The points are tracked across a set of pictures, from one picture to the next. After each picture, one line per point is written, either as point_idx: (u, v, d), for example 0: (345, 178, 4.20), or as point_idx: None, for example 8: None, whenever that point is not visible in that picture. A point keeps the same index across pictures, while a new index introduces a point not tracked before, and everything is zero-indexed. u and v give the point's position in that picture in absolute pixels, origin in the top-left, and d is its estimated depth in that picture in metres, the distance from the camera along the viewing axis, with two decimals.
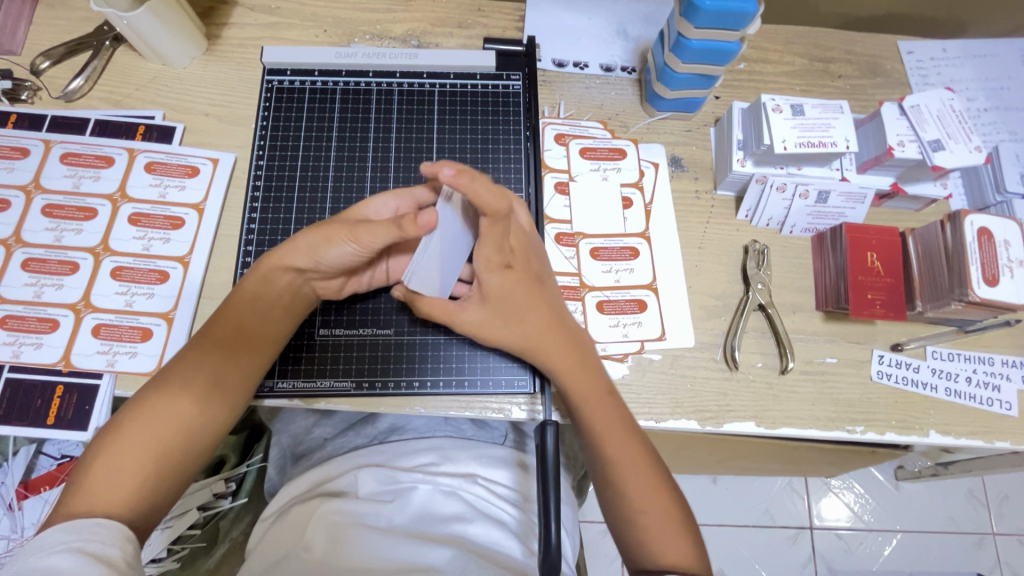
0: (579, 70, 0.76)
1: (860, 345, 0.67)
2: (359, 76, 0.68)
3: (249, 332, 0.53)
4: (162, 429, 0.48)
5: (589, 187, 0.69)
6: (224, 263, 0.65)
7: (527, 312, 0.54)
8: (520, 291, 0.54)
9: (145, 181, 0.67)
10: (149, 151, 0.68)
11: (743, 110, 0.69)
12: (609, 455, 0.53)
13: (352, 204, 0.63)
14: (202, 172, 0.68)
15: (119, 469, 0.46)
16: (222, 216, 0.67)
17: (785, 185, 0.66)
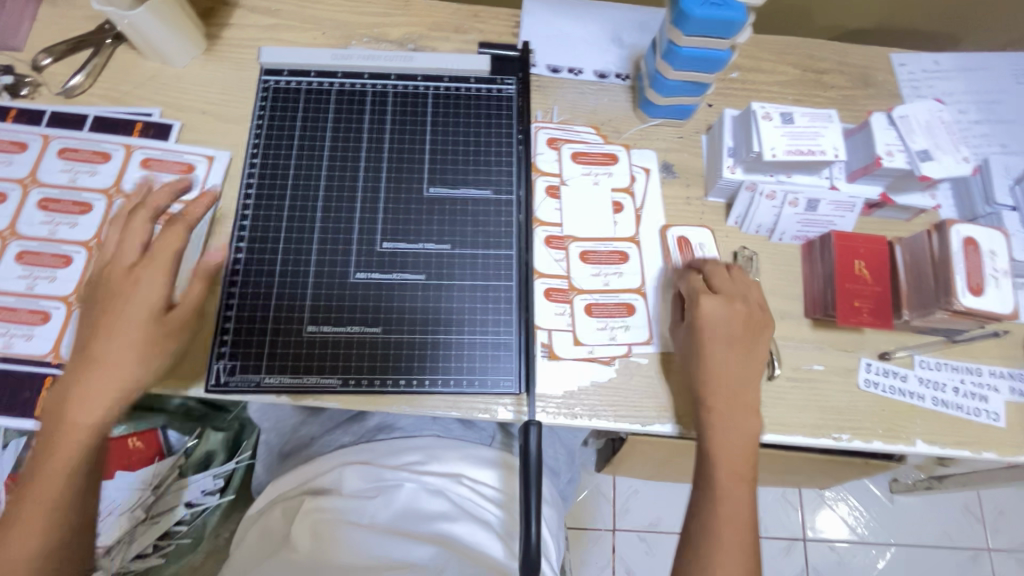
0: (574, 76, 0.77)
1: (847, 353, 0.67)
2: (354, 78, 0.69)
3: (123, 368, 0.51)
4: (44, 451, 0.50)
5: (579, 190, 0.70)
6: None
7: (713, 364, 0.59)
8: (717, 341, 0.59)
9: (141, 177, 0.68)
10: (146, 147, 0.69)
11: (735, 118, 0.70)
12: (721, 511, 0.56)
13: (343, 203, 0.64)
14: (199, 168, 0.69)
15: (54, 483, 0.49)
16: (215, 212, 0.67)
17: (773, 193, 0.67)
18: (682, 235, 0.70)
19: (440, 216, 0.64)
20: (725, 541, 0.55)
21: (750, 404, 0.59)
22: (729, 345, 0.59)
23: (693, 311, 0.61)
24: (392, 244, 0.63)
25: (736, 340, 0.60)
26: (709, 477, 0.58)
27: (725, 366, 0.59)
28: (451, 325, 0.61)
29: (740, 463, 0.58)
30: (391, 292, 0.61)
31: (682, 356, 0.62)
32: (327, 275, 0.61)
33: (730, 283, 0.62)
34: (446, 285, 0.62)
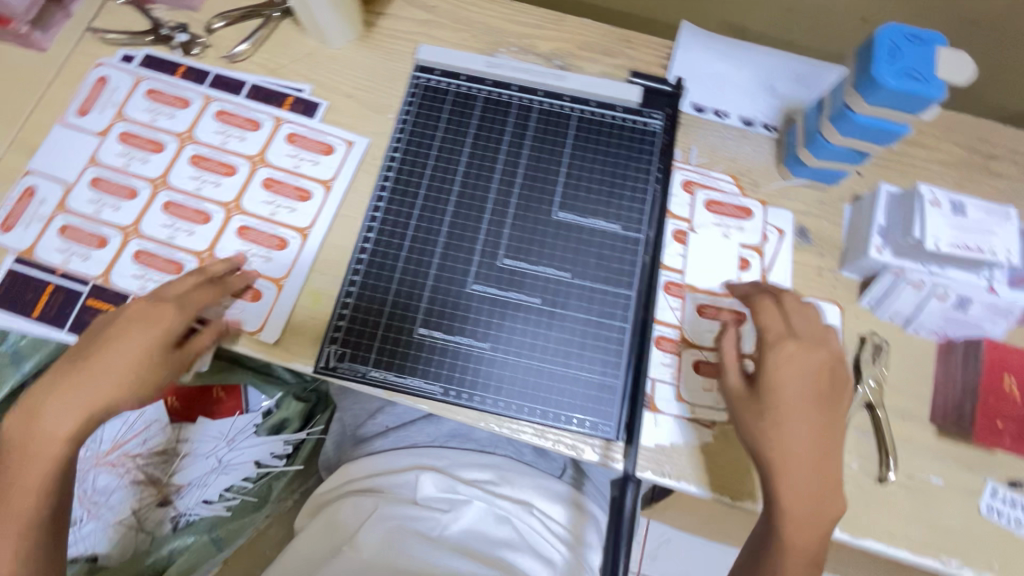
0: (719, 118, 0.74)
1: (972, 472, 0.61)
2: (503, 88, 0.69)
3: (101, 368, 0.52)
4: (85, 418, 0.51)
5: (706, 240, 0.67)
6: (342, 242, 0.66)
7: (790, 414, 0.51)
8: (798, 393, 0.51)
9: (285, 152, 0.70)
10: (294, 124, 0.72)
11: (892, 195, 0.65)
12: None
13: (472, 211, 0.64)
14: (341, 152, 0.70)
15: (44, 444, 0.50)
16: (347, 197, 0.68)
17: (921, 283, 0.61)
18: (809, 309, 0.66)
19: (565, 242, 0.63)
20: None
21: (830, 475, 0.51)
22: (815, 399, 0.51)
23: (775, 352, 0.53)
24: (513, 262, 0.62)
25: (823, 399, 0.52)
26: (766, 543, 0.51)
27: (810, 424, 0.51)
28: (560, 356, 0.59)
29: (808, 535, 0.50)
30: (503, 310, 0.60)
31: (750, 401, 0.53)
32: (445, 281, 0.61)
33: (809, 325, 0.54)
34: (560, 314, 0.61)
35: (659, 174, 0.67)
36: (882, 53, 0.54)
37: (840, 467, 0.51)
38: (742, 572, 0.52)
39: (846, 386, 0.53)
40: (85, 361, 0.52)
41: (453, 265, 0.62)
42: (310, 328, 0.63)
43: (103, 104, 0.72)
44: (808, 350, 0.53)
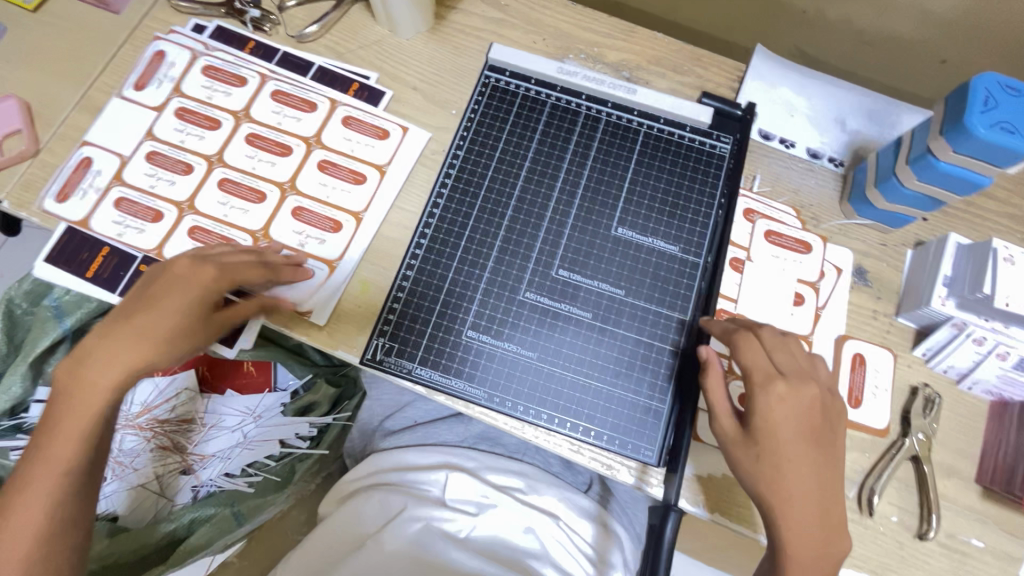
0: (784, 148, 0.73)
1: (1015, 539, 0.59)
2: (572, 96, 0.68)
3: (149, 314, 0.51)
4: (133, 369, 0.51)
5: (764, 272, 0.66)
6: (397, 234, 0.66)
7: (793, 457, 0.49)
8: (794, 433, 0.49)
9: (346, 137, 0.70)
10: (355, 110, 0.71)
11: (961, 247, 0.63)
12: None
13: (531, 219, 0.63)
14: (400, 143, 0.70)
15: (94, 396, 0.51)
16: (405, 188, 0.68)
17: (983, 339, 0.59)
18: (859, 352, 0.65)
19: (621, 259, 0.62)
20: None
21: (832, 516, 0.49)
22: (811, 439, 0.49)
23: (766, 395, 0.50)
24: (568, 273, 0.62)
25: (817, 438, 0.50)
26: None
27: (809, 468, 0.49)
28: (608, 374, 0.59)
29: None
30: (554, 321, 0.60)
31: (745, 446, 0.50)
32: (498, 285, 0.61)
33: (792, 361, 0.52)
34: (610, 331, 0.60)
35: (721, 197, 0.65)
36: (973, 101, 0.52)
37: (841, 504, 0.50)
38: None
39: (841, 419, 0.52)
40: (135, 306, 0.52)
41: (508, 271, 0.61)
42: (355, 317, 0.62)
43: (161, 78, 0.71)
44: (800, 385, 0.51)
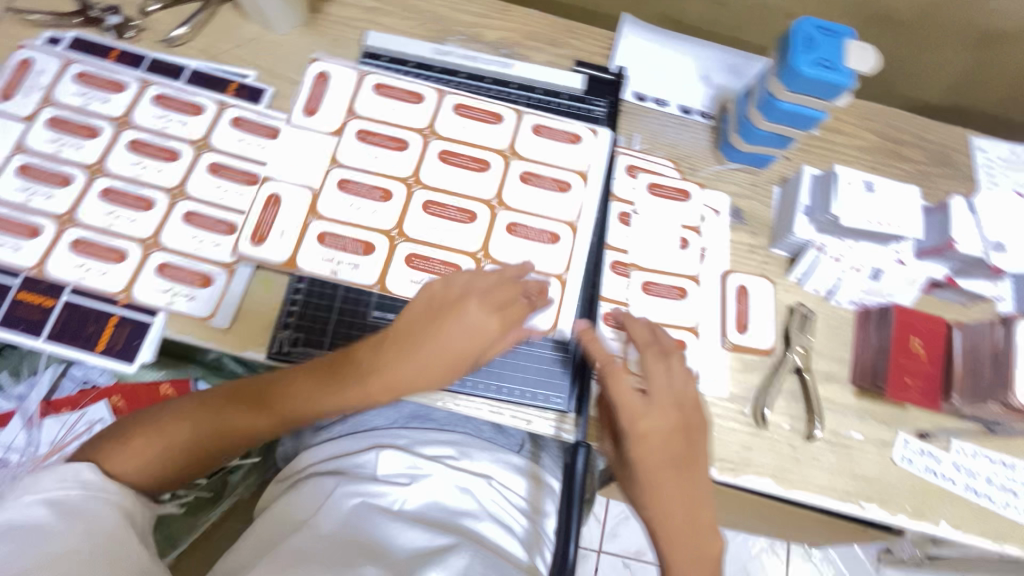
0: (658, 107, 0.78)
1: (887, 426, 0.68)
2: (451, 75, 0.73)
3: (415, 343, 0.54)
4: (204, 430, 0.58)
5: (650, 222, 0.71)
6: (367, 189, 0.66)
7: (662, 483, 0.52)
8: (659, 462, 0.52)
9: (322, 99, 0.70)
10: (336, 73, 0.71)
11: (815, 177, 0.71)
12: None
13: (434, 177, 0.68)
14: (392, 98, 0.70)
15: (160, 436, 0.57)
16: (378, 139, 0.68)
17: (840, 255, 0.68)
18: (742, 284, 0.71)
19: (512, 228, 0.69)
20: None
21: (708, 518, 0.53)
22: (679, 462, 0.53)
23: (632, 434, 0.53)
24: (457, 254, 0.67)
25: (684, 457, 0.53)
26: None
27: (679, 487, 0.53)
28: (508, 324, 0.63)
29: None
30: None
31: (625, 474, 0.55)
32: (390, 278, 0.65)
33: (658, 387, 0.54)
34: None
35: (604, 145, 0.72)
36: (799, 45, 0.59)
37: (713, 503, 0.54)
38: None
39: (704, 430, 0.55)
40: (396, 341, 0.54)
41: (411, 228, 0.66)
42: (263, 312, 0.63)
43: (29, 88, 0.68)
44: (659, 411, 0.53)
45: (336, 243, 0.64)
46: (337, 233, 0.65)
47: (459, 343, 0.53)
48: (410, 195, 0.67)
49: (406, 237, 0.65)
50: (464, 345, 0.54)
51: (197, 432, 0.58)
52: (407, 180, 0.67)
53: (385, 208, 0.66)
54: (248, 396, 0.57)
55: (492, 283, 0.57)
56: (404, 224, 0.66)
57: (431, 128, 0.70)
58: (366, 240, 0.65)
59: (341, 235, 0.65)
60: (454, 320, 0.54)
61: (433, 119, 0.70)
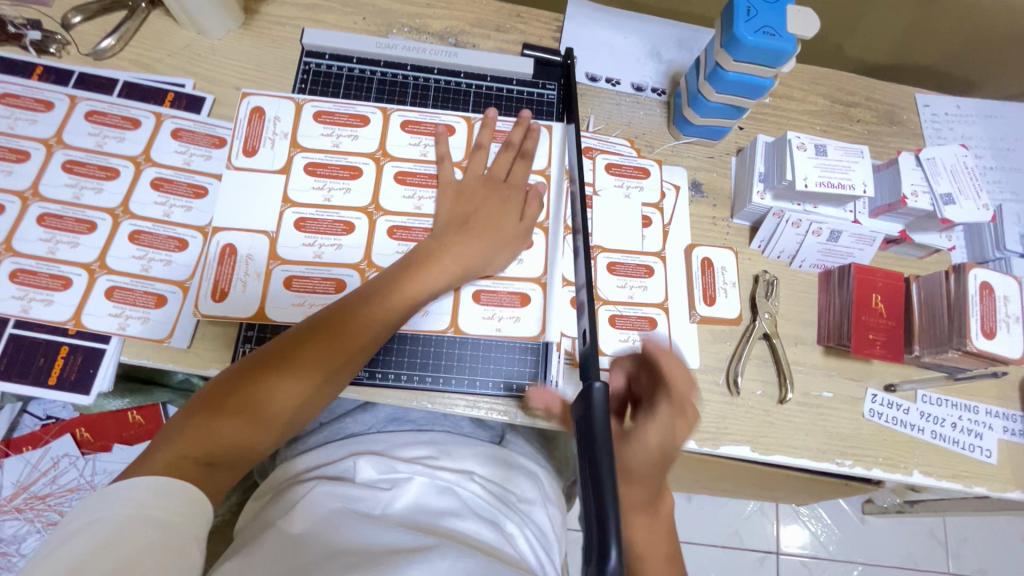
0: (611, 87, 0.78)
1: (855, 382, 0.69)
2: (397, 69, 0.72)
3: (442, 256, 0.61)
4: (207, 433, 0.49)
5: (610, 203, 0.71)
6: (327, 225, 0.64)
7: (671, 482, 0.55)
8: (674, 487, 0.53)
9: (260, 137, 0.66)
10: (271, 106, 0.68)
11: (768, 144, 0.72)
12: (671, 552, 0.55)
13: (392, 202, 0.66)
14: (336, 124, 0.68)
15: (174, 462, 0.47)
16: (328, 170, 0.66)
17: (800, 221, 0.68)
18: (706, 257, 0.71)
19: None
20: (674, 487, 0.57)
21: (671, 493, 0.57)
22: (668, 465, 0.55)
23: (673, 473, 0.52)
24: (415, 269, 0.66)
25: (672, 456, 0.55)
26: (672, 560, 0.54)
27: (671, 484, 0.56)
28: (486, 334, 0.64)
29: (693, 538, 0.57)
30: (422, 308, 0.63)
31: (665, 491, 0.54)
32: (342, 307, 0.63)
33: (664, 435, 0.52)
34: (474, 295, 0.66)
35: (561, 139, 0.71)
36: (739, 14, 0.59)
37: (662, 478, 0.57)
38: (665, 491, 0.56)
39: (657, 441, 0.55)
40: (410, 272, 0.59)
41: (379, 258, 0.64)
42: (223, 328, 0.62)
43: None
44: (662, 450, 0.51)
45: (305, 285, 0.62)
46: (303, 275, 0.62)
47: (473, 250, 0.62)
48: (373, 223, 0.65)
49: (375, 270, 0.63)
50: (469, 262, 0.62)
51: (194, 441, 0.48)
52: (367, 210, 0.65)
53: (350, 241, 0.64)
54: (250, 389, 0.51)
55: (484, 186, 0.66)
56: (372, 255, 0.64)
57: (382, 150, 0.68)
58: (335, 282, 0.63)
59: (308, 276, 0.63)
60: (461, 240, 0.62)
61: (383, 141, 0.68)
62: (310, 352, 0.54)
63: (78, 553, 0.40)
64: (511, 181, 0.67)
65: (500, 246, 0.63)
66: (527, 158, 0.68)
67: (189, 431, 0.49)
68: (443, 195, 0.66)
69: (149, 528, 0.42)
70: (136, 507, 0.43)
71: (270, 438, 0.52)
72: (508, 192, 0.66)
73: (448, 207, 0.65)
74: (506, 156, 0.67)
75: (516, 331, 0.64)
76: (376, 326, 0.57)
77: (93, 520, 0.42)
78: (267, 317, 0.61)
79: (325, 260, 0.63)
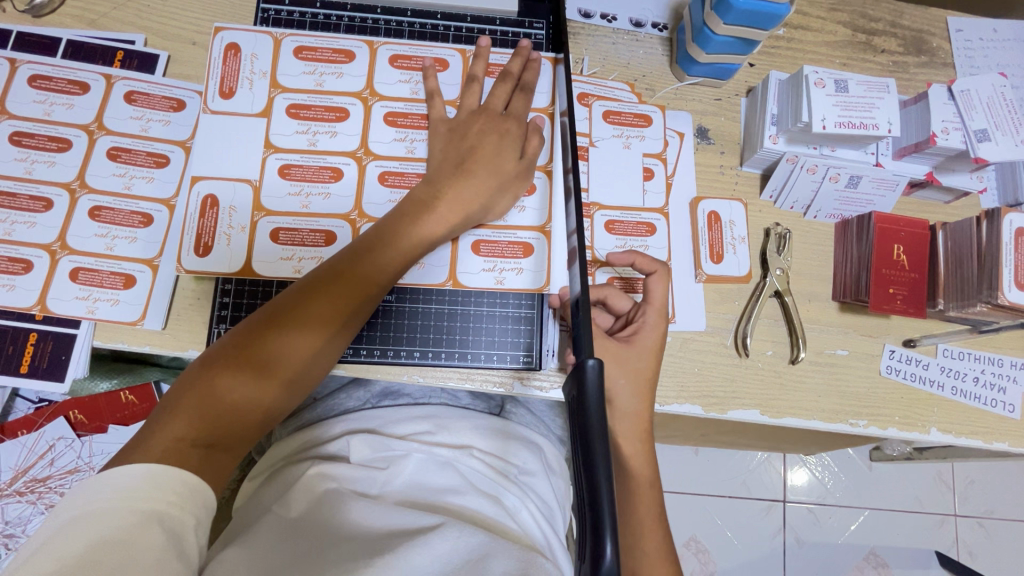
0: (607, 24, 0.70)
1: (871, 339, 0.65)
2: (366, 12, 0.64)
3: (439, 204, 0.55)
4: (201, 414, 0.46)
5: (608, 155, 0.66)
6: (313, 172, 0.59)
7: (626, 418, 0.56)
8: (628, 412, 0.56)
9: (238, 77, 0.60)
10: (248, 42, 0.61)
11: (781, 82, 0.65)
12: (631, 469, 0.56)
13: (382, 145, 0.60)
14: (318, 61, 0.61)
15: (171, 447, 0.44)
16: (313, 113, 0.60)
17: (816, 167, 0.62)
18: (713, 211, 0.66)
19: None
20: (631, 423, 0.56)
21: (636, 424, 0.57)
22: (636, 397, 0.56)
23: (631, 394, 0.56)
24: None
25: (637, 384, 0.56)
26: (626, 482, 0.56)
27: (631, 424, 0.56)
28: (487, 289, 0.60)
29: (647, 471, 0.56)
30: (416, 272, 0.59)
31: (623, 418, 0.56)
32: None
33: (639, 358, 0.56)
34: None
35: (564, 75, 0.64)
36: None
37: (632, 415, 0.56)
38: (626, 411, 0.56)
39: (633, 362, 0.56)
40: (405, 220, 0.55)
41: (370, 207, 0.59)
42: (197, 307, 0.58)
43: None
44: (636, 359, 0.56)
45: (292, 238, 0.58)
46: (290, 227, 0.58)
47: (473, 195, 0.56)
48: (362, 169, 0.59)
49: (368, 221, 0.58)
50: (471, 209, 0.56)
51: (188, 420, 0.46)
52: (356, 155, 0.60)
53: (339, 189, 0.59)
54: (245, 357, 0.48)
55: (481, 118, 0.59)
56: (362, 204, 0.59)
57: (370, 89, 0.61)
58: (324, 237, 0.58)
59: (296, 228, 0.58)
60: (461, 184, 0.56)
61: (371, 79, 0.61)
62: (309, 308, 0.50)
63: (71, 550, 0.38)
64: (510, 114, 0.60)
65: (501, 187, 0.57)
66: (527, 90, 0.61)
67: (182, 412, 0.46)
68: (434, 135, 0.59)
69: (124, 518, 0.40)
70: (126, 499, 0.41)
71: (275, 405, 0.50)
72: (506, 124, 0.59)
73: (441, 149, 0.58)
74: (503, 88, 0.61)
75: (518, 283, 0.59)
76: (372, 287, 0.53)
77: (83, 514, 0.40)
78: (254, 273, 0.57)
79: (313, 210, 0.58)
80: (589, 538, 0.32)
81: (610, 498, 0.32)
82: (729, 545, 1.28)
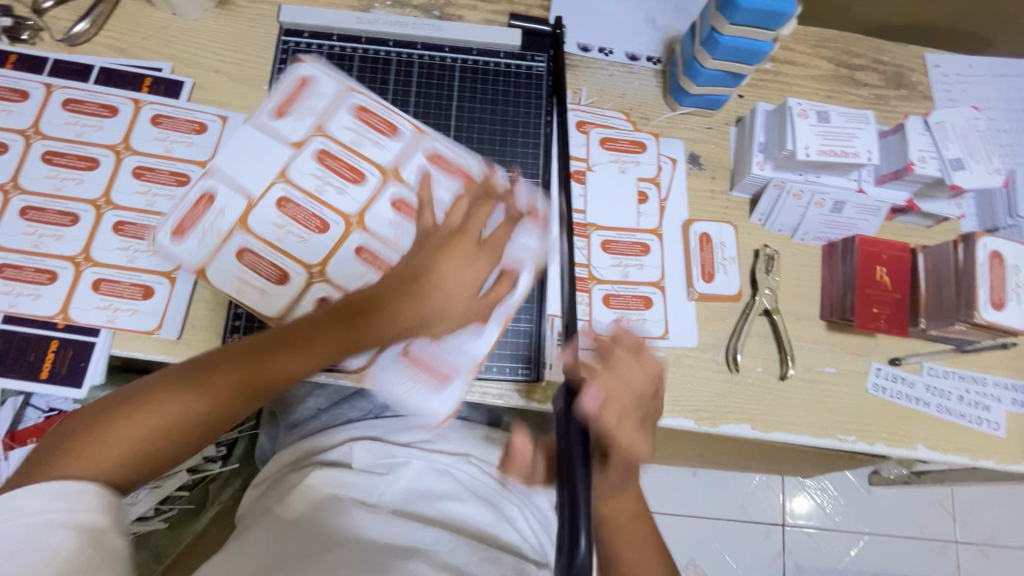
0: (605, 57, 0.74)
1: (858, 356, 0.68)
2: (379, 45, 0.69)
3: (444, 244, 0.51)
4: (147, 432, 0.42)
5: (604, 179, 0.69)
6: (303, 215, 0.62)
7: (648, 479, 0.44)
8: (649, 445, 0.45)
9: (299, 103, 0.64)
10: (323, 81, 0.66)
11: (768, 113, 0.68)
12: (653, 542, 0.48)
13: (377, 222, 0.63)
14: (369, 123, 0.65)
15: (104, 457, 0.41)
16: (336, 164, 0.63)
17: (801, 193, 0.66)
18: (704, 232, 0.69)
19: None
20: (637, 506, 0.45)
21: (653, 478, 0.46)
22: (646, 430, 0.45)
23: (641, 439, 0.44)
24: None
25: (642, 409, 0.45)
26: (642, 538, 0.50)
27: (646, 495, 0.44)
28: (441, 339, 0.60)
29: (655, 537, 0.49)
30: None
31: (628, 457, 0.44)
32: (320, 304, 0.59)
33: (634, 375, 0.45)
34: None
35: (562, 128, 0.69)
36: None
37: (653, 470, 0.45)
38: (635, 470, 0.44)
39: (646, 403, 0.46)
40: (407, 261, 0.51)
41: (333, 271, 0.61)
42: (210, 319, 0.61)
43: None
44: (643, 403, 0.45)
45: (252, 263, 0.60)
46: (255, 253, 0.60)
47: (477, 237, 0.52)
48: (347, 234, 0.62)
49: (327, 274, 0.61)
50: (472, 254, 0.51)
51: (133, 433, 0.42)
52: (348, 219, 0.62)
53: (318, 241, 0.61)
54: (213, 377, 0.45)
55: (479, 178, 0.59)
56: (328, 264, 0.61)
57: (394, 169, 0.64)
58: (281, 281, 0.60)
59: (259, 255, 0.60)
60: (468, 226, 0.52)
61: (403, 160, 0.64)
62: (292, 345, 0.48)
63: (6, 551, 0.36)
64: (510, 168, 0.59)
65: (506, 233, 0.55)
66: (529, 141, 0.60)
67: (127, 419, 0.42)
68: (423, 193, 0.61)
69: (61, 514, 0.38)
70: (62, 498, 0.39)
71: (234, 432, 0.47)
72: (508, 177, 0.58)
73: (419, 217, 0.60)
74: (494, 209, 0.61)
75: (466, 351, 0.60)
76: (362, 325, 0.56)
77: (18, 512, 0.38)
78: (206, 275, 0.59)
79: (284, 247, 0.60)
80: (565, 534, 0.35)
81: (585, 499, 0.36)
82: (729, 570, 1.27)
